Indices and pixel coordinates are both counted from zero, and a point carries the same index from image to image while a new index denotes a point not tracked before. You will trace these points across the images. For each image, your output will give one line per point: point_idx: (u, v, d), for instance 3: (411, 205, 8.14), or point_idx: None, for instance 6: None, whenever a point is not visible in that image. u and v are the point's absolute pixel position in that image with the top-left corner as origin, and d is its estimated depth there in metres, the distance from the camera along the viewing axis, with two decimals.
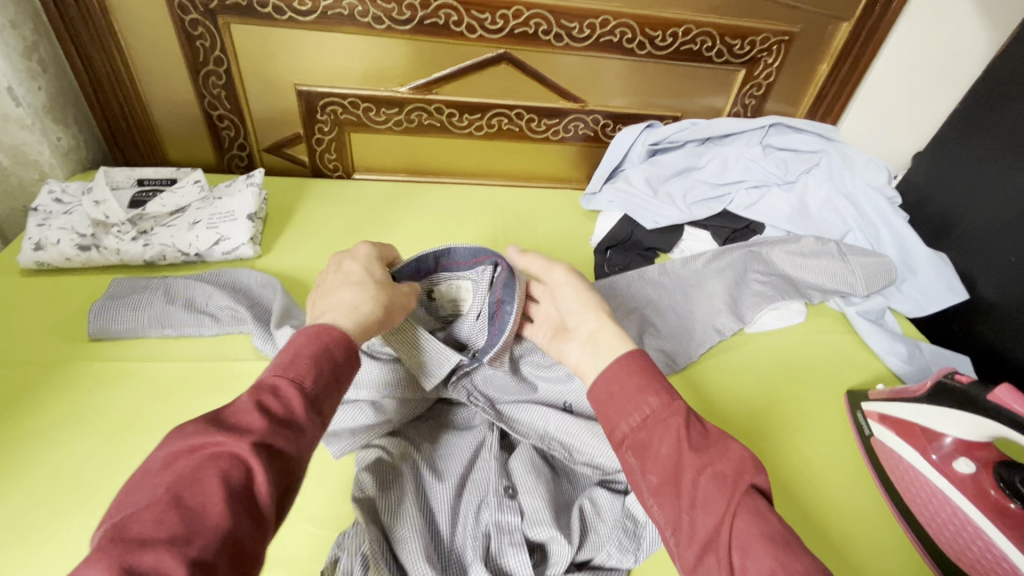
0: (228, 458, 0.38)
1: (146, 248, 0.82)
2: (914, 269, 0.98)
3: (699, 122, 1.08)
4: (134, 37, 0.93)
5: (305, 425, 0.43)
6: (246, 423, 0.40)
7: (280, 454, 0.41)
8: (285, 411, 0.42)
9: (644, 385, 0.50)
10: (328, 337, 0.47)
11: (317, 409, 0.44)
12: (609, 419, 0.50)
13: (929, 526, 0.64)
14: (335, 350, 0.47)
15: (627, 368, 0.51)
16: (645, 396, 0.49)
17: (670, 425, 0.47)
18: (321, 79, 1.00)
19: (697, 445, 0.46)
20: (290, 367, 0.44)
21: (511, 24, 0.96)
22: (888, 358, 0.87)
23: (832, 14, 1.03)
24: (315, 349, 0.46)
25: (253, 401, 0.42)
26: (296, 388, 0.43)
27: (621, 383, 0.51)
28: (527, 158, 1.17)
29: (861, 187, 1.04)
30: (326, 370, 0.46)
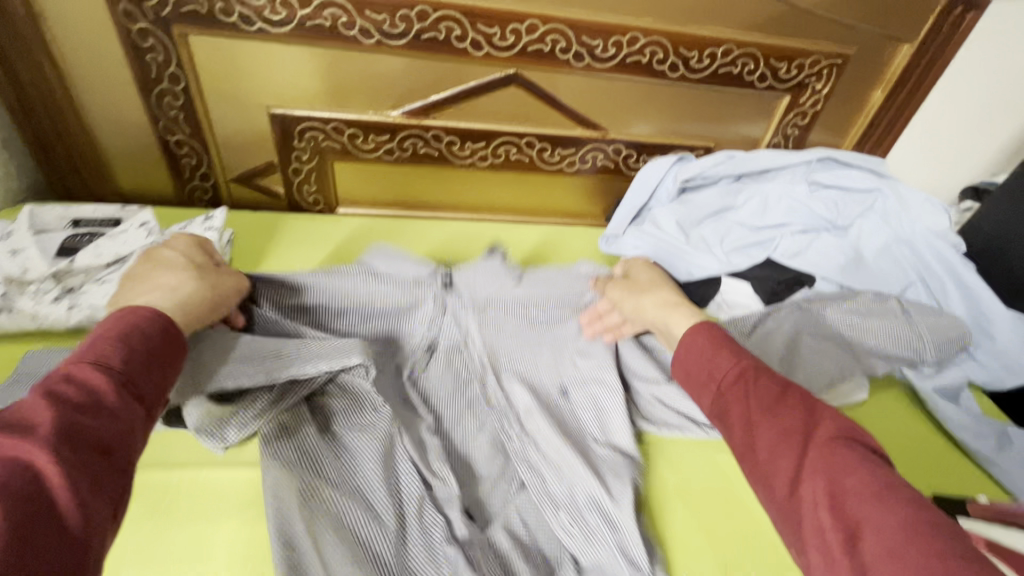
0: (6, 461, 0.33)
1: (71, 312, 0.66)
2: (989, 332, 0.84)
3: (737, 155, 0.94)
4: (71, 48, 0.77)
5: (116, 406, 0.39)
6: (34, 421, 0.35)
7: (86, 437, 0.36)
8: (88, 393, 0.39)
9: (719, 352, 0.50)
10: (135, 318, 0.45)
11: (135, 391, 0.41)
12: (695, 387, 0.51)
13: None
14: (146, 330, 0.45)
15: (698, 337, 0.53)
16: (717, 360, 0.50)
17: (743, 386, 0.47)
18: (298, 100, 0.85)
19: (774, 408, 0.45)
20: (97, 356, 0.41)
21: (524, 40, 0.82)
22: (975, 447, 0.74)
23: (893, 35, 0.89)
24: (126, 331, 0.44)
25: (40, 395, 0.37)
26: (106, 368, 0.40)
27: (692, 356, 0.52)
28: (538, 192, 1.02)
29: (923, 233, 0.90)
30: (138, 350, 0.43)
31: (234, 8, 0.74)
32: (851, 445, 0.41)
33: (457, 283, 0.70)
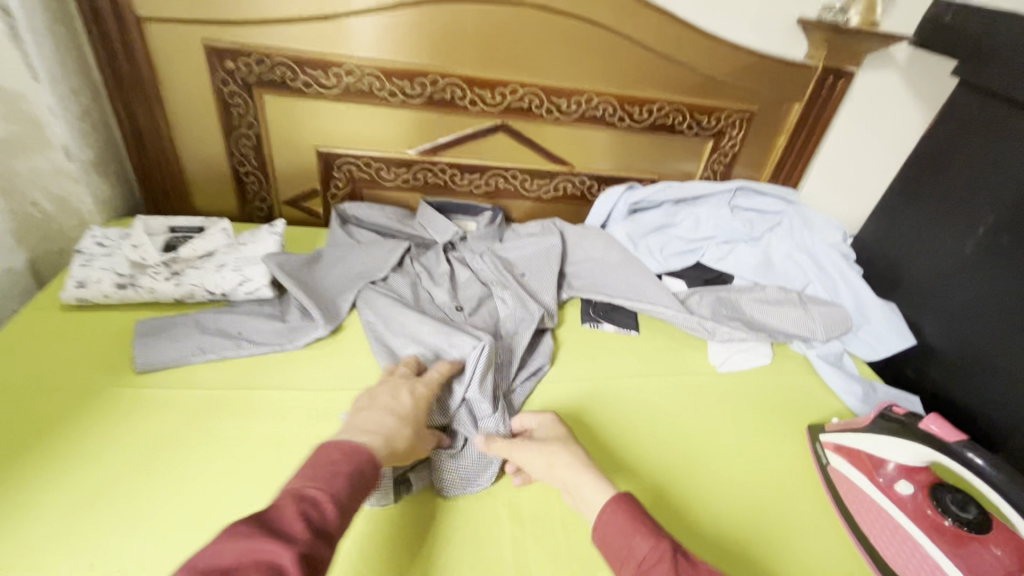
0: (266, 564, 0.41)
1: (177, 288, 0.91)
2: (866, 317, 1.09)
3: (674, 184, 1.19)
4: (178, 104, 1.06)
5: (334, 532, 0.47)
6: (291, 532, 0.44)
7: (311, 562, 0.43)
8: (321, 521, 0.46)
9: (631, 529, 0.55)
10: (360, 453, 0.53)
11: (345, 521, 0.48)
12: (614, 563, 0.55)
13: (872, 536, 0.70)
14: (363, 467, 0.53)
15: (615, 515, 0.56)
16: (636, 541, 0.54)
17: (662, 566, 0.51)
18: (340, 142, 1.13)
19: (686, 575, 0.50)
20: (331, 479, 0.49)
21: (509, 99, 1.11)
22: (846, 398, 0.96)
23: (786, 95, 1.18)
24: (352, 468, 0.51)
25: (290, 508, 0.46)
26: (334, 499, 0.48)
27: (613, 531, 0.55)
28: (521, 214, 1.30)
29: (819, 244, 1.16)
30: (357, 484, 0.51)
31: (300, 77, 1.03)
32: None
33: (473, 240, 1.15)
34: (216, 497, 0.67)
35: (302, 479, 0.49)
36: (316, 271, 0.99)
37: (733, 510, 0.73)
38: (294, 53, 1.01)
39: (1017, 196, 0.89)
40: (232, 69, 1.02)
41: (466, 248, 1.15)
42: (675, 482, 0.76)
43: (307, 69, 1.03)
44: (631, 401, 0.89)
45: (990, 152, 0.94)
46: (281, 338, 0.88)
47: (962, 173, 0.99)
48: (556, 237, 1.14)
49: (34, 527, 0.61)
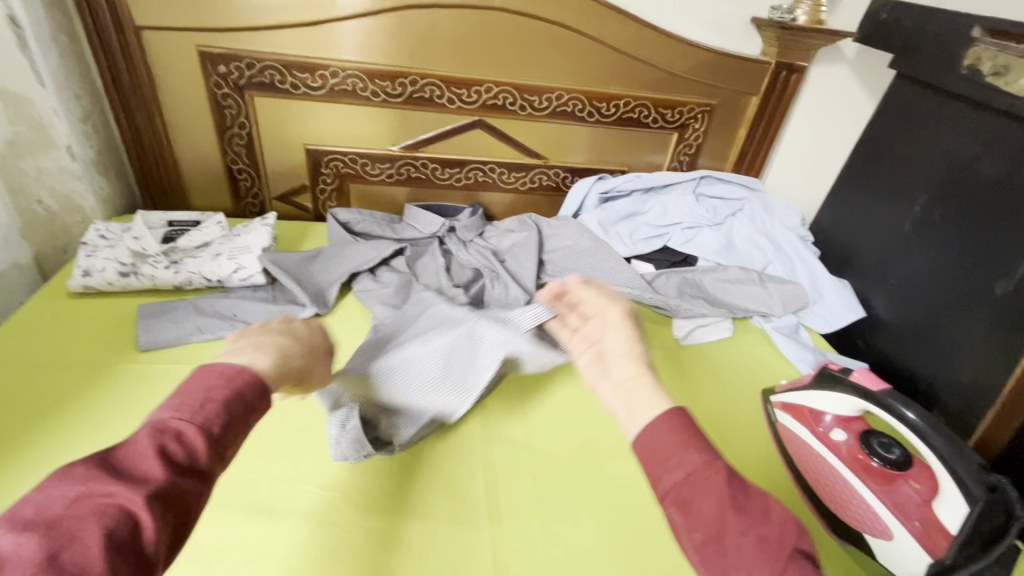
0: (113, 512, 0.36)
1: (176, 275, 0.98)
2: (821, 294, 1.17)
3: (643, 175, 1.29)
4: (173, 105, 1.13)
5: (205, 468, 0.41)
6: (141, 470, 0.39)
7: (173, 504, 0.39)
8: (185, 454, 0.41)
9: (687, 443, 0.46)
10: (242, 379, 0.47)
11: (219, 451, 0.43)
12: (652, 471, 0.46)
13: (811, 478, 0.78)
14: (243, 391, 0.46)
15: (665, 422, 0.48)
16: (689, 452, 0.45)
17: (715, 484, 0.43)
18: (327, 140, 1.20)
19: (741, 506, 0.42)
20: (200, 411, 0.43)
21: (484, 97, 1.19)
22: (800, 365, 1.04)
23: (743, 90, 1.27)
24: (226, 393, 0.45)
25: (151, 444, 0.40)
26: (203, 431, 0.42)
27: (658, 441, 0.47)
28: (500, 206, 1.38)
29: (777, 227, 1.25)
30: (235, 411, 0.45)
31: (288, 79, 1.11)
32: (802, 561, 0.40)
33: (459, 230, 1.22)
34: None
35: (172, 406, 0.43)
36: (314, 264, 1.05)
37: None
38: (282, 57, 1.08)
39: (946, 175, 0.98)
40: (224, 72, 1.09)
41: (449, 239, 1.20)
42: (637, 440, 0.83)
43: (294, 72, 1.10)
44: None
45: (923, 136, 1.03)
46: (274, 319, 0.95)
47: (901, 157, 1.08)
48: (531, 227, 1.22)
49: None
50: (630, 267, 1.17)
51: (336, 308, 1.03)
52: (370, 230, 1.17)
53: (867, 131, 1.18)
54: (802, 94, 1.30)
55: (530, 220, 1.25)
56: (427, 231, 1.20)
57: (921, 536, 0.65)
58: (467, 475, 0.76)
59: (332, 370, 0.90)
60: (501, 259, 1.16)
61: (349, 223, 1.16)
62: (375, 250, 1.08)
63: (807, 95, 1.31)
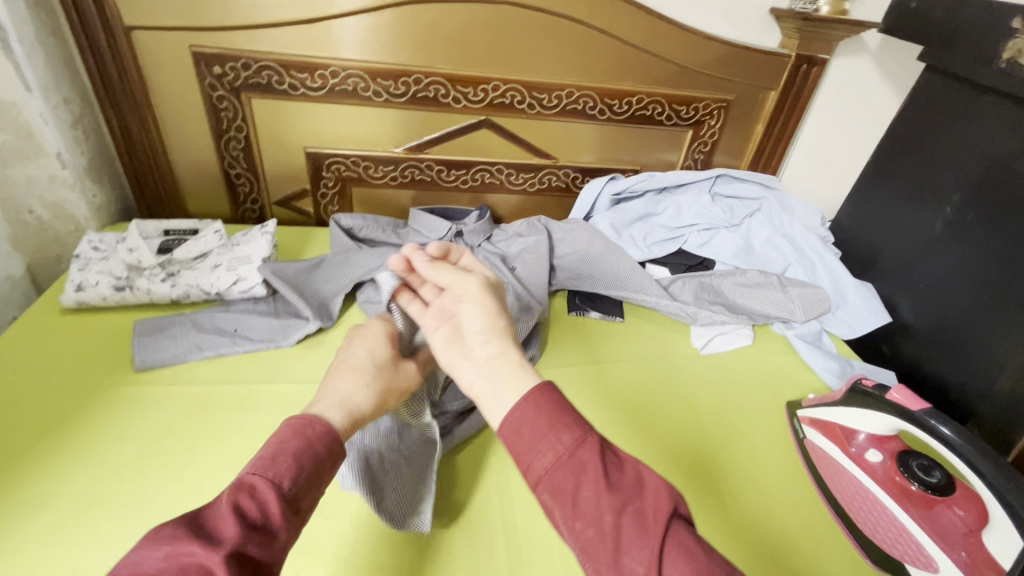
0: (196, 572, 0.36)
1: (173, 288, 0.94)
2: (844, 298, 1.12)
3: (656, 174, 1.23)
4: (166, 109, 1.08)
5: (279, 527, 0.42)
6: (223, 531, 0.39)
7: (254, 564, 0.39)
8: (262, 511, 0.42)
9: (556, 421, 0.43)
10: (310, 430, 0.48)
11: (296, 508, 0.44)
12: (522, 458, 0.44)
13: (845, 500, 0.74)
14: (316, 444, 0.47)
15: (533, 405, 0.45)
16: (559, 433, 0.43)
17: (589, 466, 0.41)
18: (327, 142, 1.15)
19: (615, 482, 0.41)
20: (271, 464, 0.44)
21: (491, 96, 1.13)
22: (824, 374, 1.00)
23: (761, 84, 1.21)
24: (299, 445, 0.46)
25: (231, 503, 0.41)
26: (273, 484, 0.43)
27: (529, 422, 0.44)
28: (508, 207, 1.33)
29: (797, 228, 1.19)
30: (308, 466, 0.46)
31: (285, 79, 1.06)
32: (679, 528, 0.39)
33: (466, 235, 1.17)
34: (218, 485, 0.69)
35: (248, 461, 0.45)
36: (316, 273, 1.01)
37: (714, 484, 0.76)
38: (279, 56, 1.03)
39: (980, 176, 0.93)
40: (219, 73, 1.04)
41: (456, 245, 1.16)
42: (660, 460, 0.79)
43: (292, 72, 1.05)
44: (615, 385, 0.92)
45: (955, 133, 0.98)
46: (276, 335, 0.91)
47: (930, 155, 1.03)
48: (540, 231, 1.17)
49: (43, 518, 0.64)
50: (645, 272, 1.12)
51: (340, 320, 0.98)
52: (375, 236, 1.12)
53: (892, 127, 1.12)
54: (822, 88, 1.24)
55: (540, 224, 1.20)
56: (434, 236, 1.16)
57: (970, 567, 0.63)
58: (482, 501, 0.72)
59: None
60: (511, 266, 1.11)
61: (353, 228, 1.11)
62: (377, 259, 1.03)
63: (827, 88, 1.24)
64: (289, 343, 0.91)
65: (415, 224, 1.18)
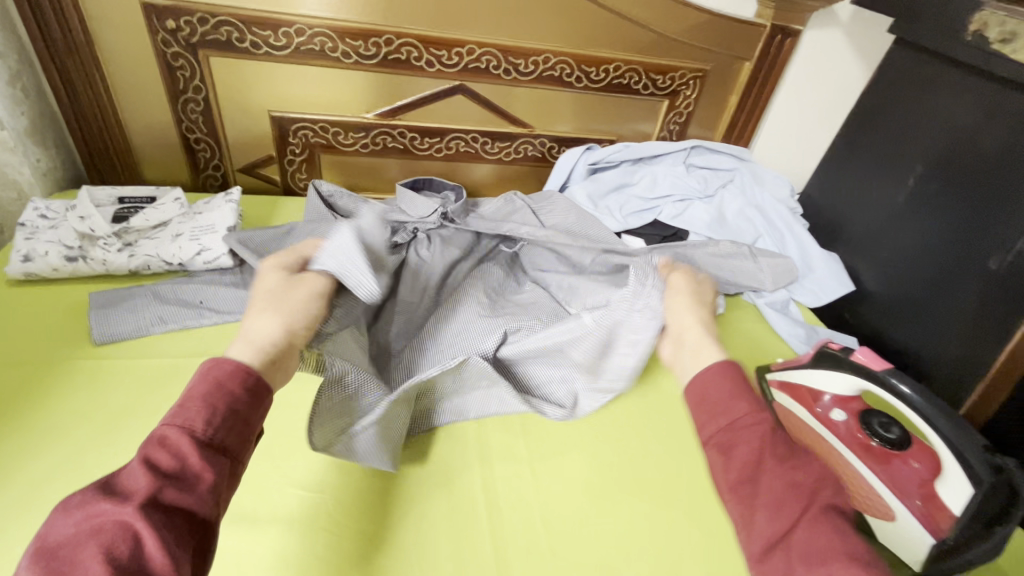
0: (110, 529, 0.38)
1: (131, 259, 0.89)
2: (810, 267, 1.15)
3: (632, 145, 1.24)
4: (116, 66, 1.00)
5: (202, 473, 0.42)
6: (133, 486, 0.40)
7: (177, 509, 0.40)
8: (175, 457, 0.42)
9: (736, 393, 0.52)
10: (221, 372, 0.47)
11: (220, 450, 0.44)
12: (700, 420, 0.53)
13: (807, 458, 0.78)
14: (230, 383, 0.47)
15: (720, 374, 0.55)
16: (735, 401, 0.52)
17: (754, 429, 0.49)
18: (294, 106, 1.10)
19: (779, 453, 0.48)
20: (179, 413, 0.44)
21: (466, 60, 1.10)
22: (790, 341, 1.04)
23: (736, 55, 1.21)
24: (207, 390, 0.46)
25: (143, 459, 0.41)
26: (186, 432, 0.43)
27: (711, 390, 0.54)
28: (483, 177, 1.31)
29: (767, 199, 1.22)
30: (221, 411, 0.45)
31: (247, 37, 1.00)
32: (836, 514, 0.44)
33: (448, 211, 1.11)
34: None
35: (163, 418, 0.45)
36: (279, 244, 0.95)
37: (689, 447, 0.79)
38: (238, 12, 0.97)
39: (942, 148, 0.96)
40: (173, 28, 0.97)
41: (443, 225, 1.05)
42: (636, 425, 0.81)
43: (253, 29, 0.99)
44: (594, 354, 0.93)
45: (922, 105, 1.00)
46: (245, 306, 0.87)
47: (895, 128, 1.06)
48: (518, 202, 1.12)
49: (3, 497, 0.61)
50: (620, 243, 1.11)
51: None
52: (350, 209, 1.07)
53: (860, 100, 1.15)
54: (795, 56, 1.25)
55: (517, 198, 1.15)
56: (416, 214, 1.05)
57: (922, 514, 0.65)
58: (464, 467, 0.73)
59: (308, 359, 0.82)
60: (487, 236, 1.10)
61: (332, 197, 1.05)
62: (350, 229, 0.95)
63: (800, 57, 1.25)
64: None
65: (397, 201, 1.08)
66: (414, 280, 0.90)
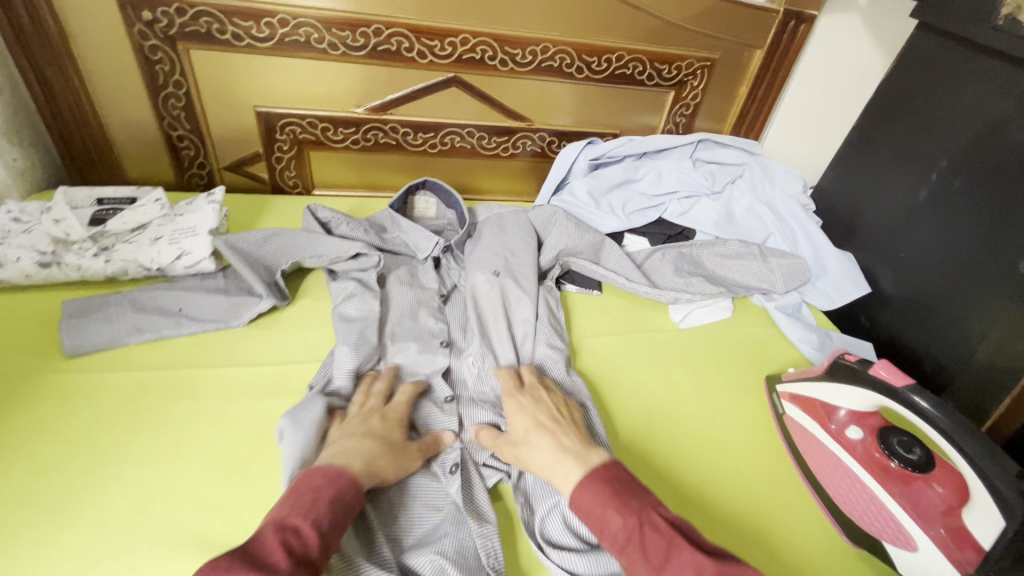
0: None
1: (107, 264, 0.85)
2: (824, 267, 1.09)
3: (636, 138, 1.17)
4: (94, 60, 0.96)
5: (318, 563, 0.47)
6: (270, 561, 0.45)
7: None
8: (303, 547, 0.47)
9: (604, 503, 0.55)
10: (342, 481, 0.54)
11: (329, 550, 0.49)
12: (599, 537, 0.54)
13: (818, 474, 0.73)
14: (346, 493, 0.54)
15: (585, 491, 0.56)
16: (609, 516, 0.54)
17: (633, 543, 0.52)
18: (280, 100, 1.05)
19: (656, 554, 0.51)
20: (314, 508, 0.50)
21: (459, 50, 1.04)
22: (802, 346, 0.98)
23: (747, 42, 1.15)
24: (332, 494, 0.53)
25: (276, 537, 0.47)
26: (315, 528, 0.49)
27: (587, 509, 0.55)
28: (480, 173, 1.26)
29: (779, 195, 1.15)
30: (337, 515, 0.52)
31: (228, 28, 0.94)
32: None
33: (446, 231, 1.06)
34: (160, 482, 0.63)
35: (286, 508, 0.50)
36: (269, 249, 0.90)
37: (690, 468, 0.74)
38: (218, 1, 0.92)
39: (967, 142, 0.90)
40: (149, 19, 0.92)
41: (445, 263, 0.97)
42: (639, 443, 0.76)
43: (234, 20, 0.94)
44: (595, 363, 0.89)
45: (946, 96, 0.94)
46: (225, 313, 0.83)
47: (916, 120, 0.99)
48: (524, 223, 1.01)
49: None
50: (617, 247, 1.05)
51: (296, 297, 0.91)
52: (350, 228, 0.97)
53: (879, 90, 1.07)
54: (813, 36, 1.17)
55: (526, 215, 1.04)
56: (421, 255, 0.95)
57: (948, 544, 0.61)
58: None
59: (290, 371, 0.78)
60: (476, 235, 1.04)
61: (329, 223, 0.95)
62: (345, 247, 0.90)
63: (819, 37, 1.17)
64: (237, 327, 0.83)
65: (399, 230, 0.98)
66: (403, 293, 0.88)
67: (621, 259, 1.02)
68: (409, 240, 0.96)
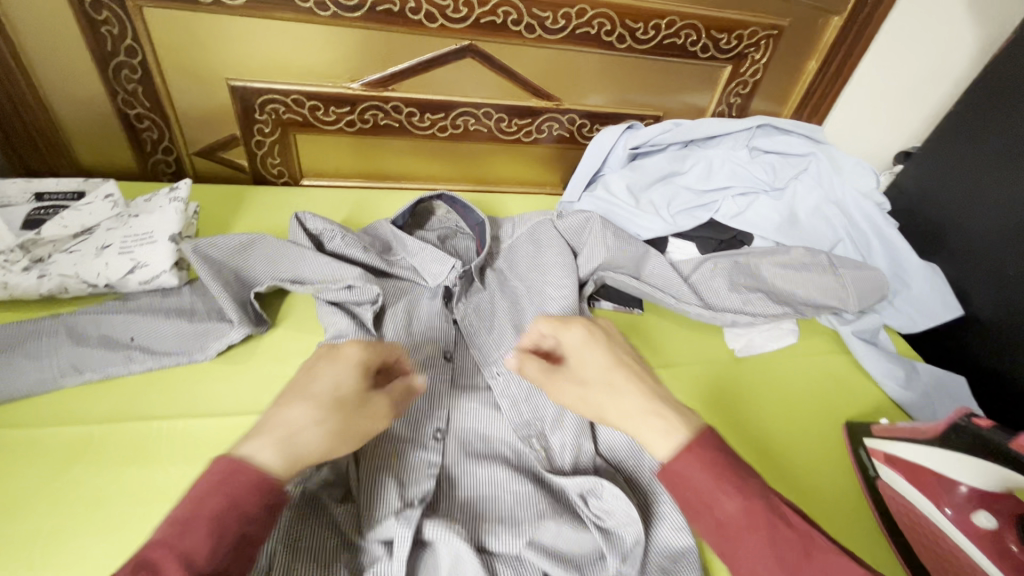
0: None
1: (41, 281, 0.68)
2: (906, 283, 0.92)
3: (683, 123, 0.99)
4: (23, 21, 0.77)
5: None
6: None
7: None
8: None
9: (719, 482, 0.41)
10: (236, 488, 0.38)
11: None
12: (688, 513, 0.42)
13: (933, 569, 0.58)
14: (244, 501, 0.38)
15: (691, 461, 0.42)
16: (720, 495, 0.41)
17: (755, 535, 0.40)
18: (258, 72, 0.86)
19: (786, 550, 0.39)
20: (185, 535, 0.36)
21: (477, 12, 0.85)
22: (884, 382, 0.82)
23: (824, 6, 0.96)
24: (216, 507, 0.37)
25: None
26: (183, 565, 0.35)
27: (689, 480, 0.42)
28: (497, 162, 1.07)
29: (851, 193, 0.97)
30: (227, 536, 0.37)
31: None
32: None
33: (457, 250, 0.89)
34: None
35: (158, 530, 0.37)
36: (249, 263, 0.74)
37: None
38: None
39: None
40: None
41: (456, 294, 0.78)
42: None
43: None
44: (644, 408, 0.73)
45: None
46: (189, 344, 0.67)
47: None
48: (554, 235, 0.85)
49: None
50: (661, 256, 0.88)
51: (279, 319, 0.74)
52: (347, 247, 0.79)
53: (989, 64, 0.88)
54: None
55: (553, 224, 0.87)
56: (431, 282, 0.79)
57: None
58: None
59: None
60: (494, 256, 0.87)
61: (322, 236, 0.78)
62: (337, 273, 0.72)
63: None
64: (203, 361, 0.67)
65: (406, 252, 0.81)
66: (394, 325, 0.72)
67: (668, 277, 0.85)
68: (417, 264, 0.80)
